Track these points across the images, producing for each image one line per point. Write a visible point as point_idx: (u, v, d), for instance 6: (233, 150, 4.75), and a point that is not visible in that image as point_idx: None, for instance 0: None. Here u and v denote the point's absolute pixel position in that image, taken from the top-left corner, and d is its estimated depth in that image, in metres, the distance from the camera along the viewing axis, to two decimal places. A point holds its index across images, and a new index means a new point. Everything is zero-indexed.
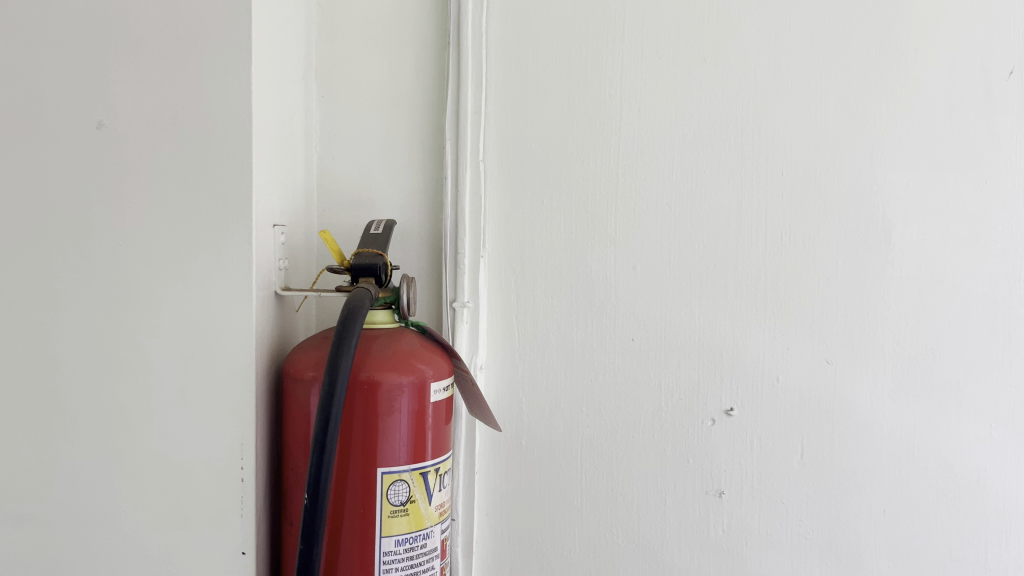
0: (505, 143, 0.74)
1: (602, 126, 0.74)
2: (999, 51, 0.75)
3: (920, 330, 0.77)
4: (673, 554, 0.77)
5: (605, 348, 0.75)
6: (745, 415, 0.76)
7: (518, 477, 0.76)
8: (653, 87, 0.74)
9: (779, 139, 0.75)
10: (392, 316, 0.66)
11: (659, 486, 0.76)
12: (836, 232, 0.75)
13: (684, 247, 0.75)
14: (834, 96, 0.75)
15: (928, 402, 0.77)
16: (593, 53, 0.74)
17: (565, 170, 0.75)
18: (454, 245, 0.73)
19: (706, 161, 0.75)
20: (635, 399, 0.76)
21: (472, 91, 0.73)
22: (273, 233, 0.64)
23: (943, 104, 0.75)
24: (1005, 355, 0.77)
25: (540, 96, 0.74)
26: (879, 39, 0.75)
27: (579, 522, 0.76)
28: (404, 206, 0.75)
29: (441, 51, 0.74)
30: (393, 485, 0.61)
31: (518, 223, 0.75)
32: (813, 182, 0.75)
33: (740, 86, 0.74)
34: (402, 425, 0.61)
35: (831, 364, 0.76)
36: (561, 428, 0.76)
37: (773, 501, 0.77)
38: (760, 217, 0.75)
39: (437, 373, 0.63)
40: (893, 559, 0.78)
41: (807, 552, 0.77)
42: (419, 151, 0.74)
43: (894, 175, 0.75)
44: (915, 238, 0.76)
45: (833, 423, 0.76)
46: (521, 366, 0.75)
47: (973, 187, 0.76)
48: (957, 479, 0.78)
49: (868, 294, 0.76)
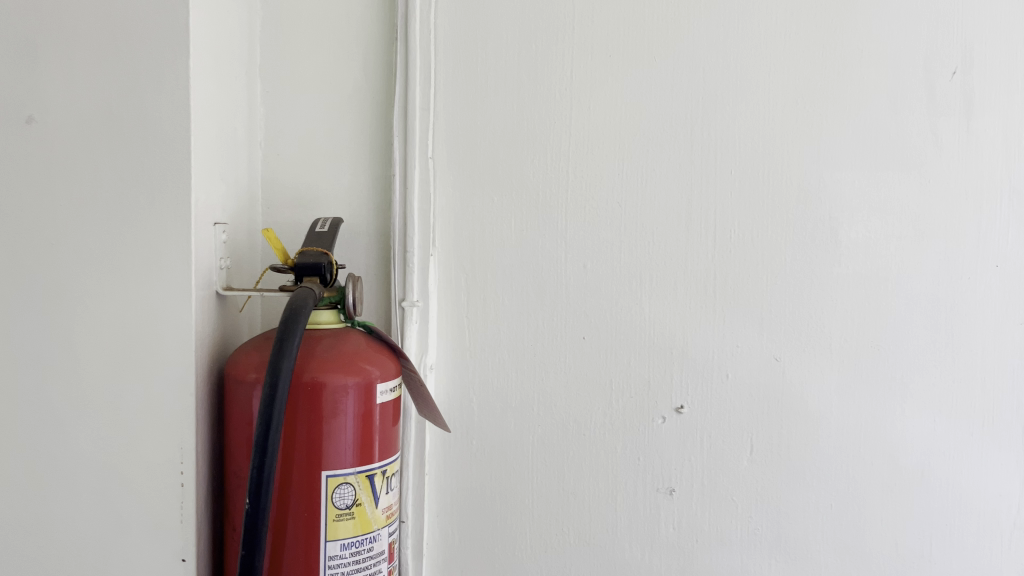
0: (454, 140, 0.73)
1: (551, 124, 0.74)
2: (941, 52, 0.76)
3: (867, 326, 0.77)
4: (624, 552, 0.76)
5: (556, 347, 0.75)
6: (695, 413, 0.76)
7: (469, 477, 0.75)
8: (601, 87, 0.74)
9: (728, 140, 0.75)
10: (337, 316, 0.65)
11: (611, 484, 0.76)
12: (783, 230, 0.76)
13: (634, 246, 0.75)
14: (784, 97, 0.75)
15: (873, 398, 0.78)
16: (542, 50, 0.74)
17: (516, 168, 0.74)
18: (402, 244, 0.72)
19: (655, 160, 0.75)
20: (585, 398, 0.76)
21: (420, 86, 0.72)
22: (214, 232, 0.62)
23: (887, 105, 0.76)
24: (948, 352, 0.79)
25: (490, 94, 0.73)
26: (824, 40, 0.75)
27: (531, 521, 0.76)
28: (351, 204, 0.73)
29: (389, 46, 0.73)
30: (338, 488, 0.60)
31: (468, 220, 0.74)
32: (761, 181, 0.75)
33: (690, 85, 0.74)
34: (348, 427, 0.60)
35: (779, 361, 0.77)
36: (513, 426, 0.75)
37: (722, 499, 0.77)
38: (709, 216, 0.75)
39: (383, 373, 0.63)
40: (839, 554, 0.79)
41: (756, 548, 0.78)
42: (370, 151, 0.73)
43: (840, 175, 0.76)
44: (861, 235, 0.77)
45: (781, 421, 0.77)
46: (471, 366, 0.75)
47: (915, 186, 0.77)
48: (901, 472, 0.79)
49: (815, 291, 0.77)
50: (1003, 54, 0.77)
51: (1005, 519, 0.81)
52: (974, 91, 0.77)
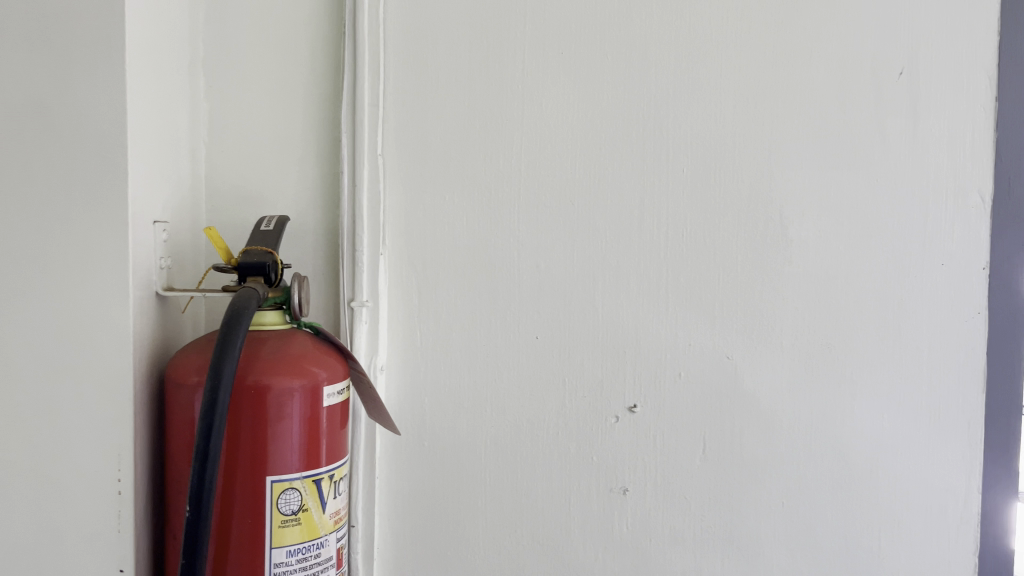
0: (404, 137, 0.72)
1: (503, 121, 0.73)
2: (889, 52, 0.77)
3: (817, 324, 0.78)
4: (577, 552, 0.76)
5: (508, 347, 0.74)
6: (648, 411, 0.76)
7: (421, 478, 0.74)
8: (553, 84, 0.73)
9: (680, 138, 0.75)
10: (283, 317, 0.63)
11: (564, 483, 0.75)
12: (734, 228, 0.76)
13: (587, 245, 0.75)
14: (735, 96, 0.75)
15: (824, 395, 0.78)
16: (493, 47, 0.73)
17: (467, 165, 0.73)
18: (351, 242, 0.70)
19: (607, 159, 0.74)
20: (539, 398, 0.75)
21: (369, 82, 0.70)
22: (154, 230, 0.60)
23: (836, 104, 0.77)
24: (896, 349, 0.79)
25: (441, 90, 0.72)
26: (774, 40, 0.75)
27: (483, 523, 0.75)
28: (299, 202, 0.72)
29: (337, 41, 0.72)
30: (283, 493, 0.59)
31: (418, 218, 0.73)
32: (713, 180, 0.75)
33: (642, 83, 0.74)
34: (294, 430, 0.59)
35: (731, 359, 0.77)
36: (465, 427, 0.74)
37: (675, 497, 0.77)
38: (661, 215, 0.75)
39: (330, 376, 0.61)
40: (791, 551, 0.78)
41: (709, 546, 0.77)
42: (318, 148, 0.72)
43: (790, 173, 0.76)
44: (811, 234, 0.77)
45: (733, 418, 0.77)
46: (422, 366, 0.73)
47: (864, 185, 0.77)
48: (851, 468, 0.79)
49: (766, 289, 0.77)
50: (949, 55, 0.78)
51: (953, 512, 0.80)
52: (921, 92, 0.78)
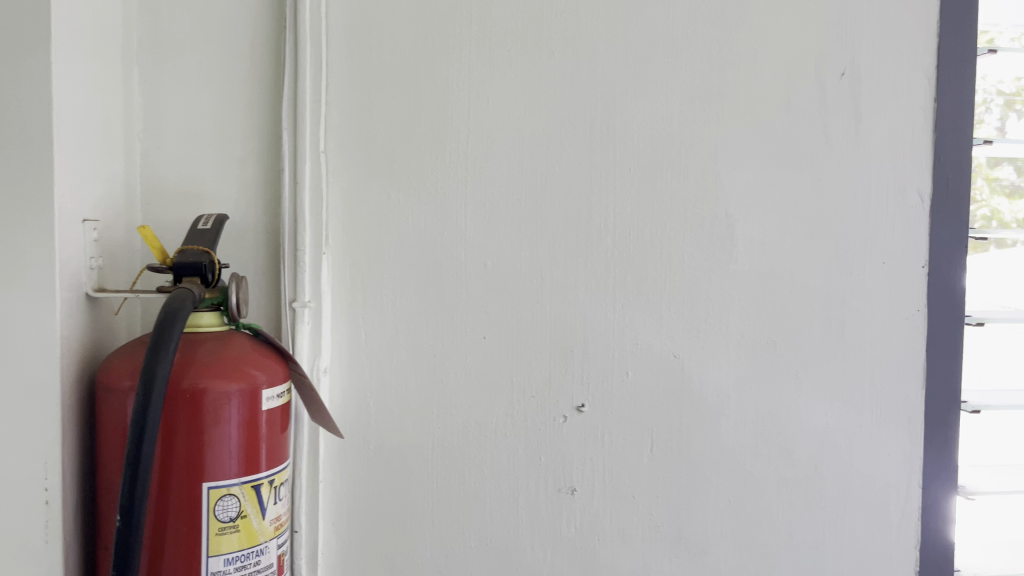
0: (347, 134, 0.71)
1: (449, 119, 0.72)
2: (832, 52, 0.78)
3: (763, 322, 0.78)
4: (526, 554, 0.75)
5: (455, 347, 0.74)
6: (596, 411, 0.76)
7: (366, 482, 0.73)
8: (500, 81, 0.73)
9: (626, 137, 0.75)
10: (220, 319, 0.61)
11: (512, 484, 0.75)
12: (680, 227, 0.76)
13: (534, 244, 0.74)
14: (681, 96, 0.75)
15: (769, 392, 0.79)
16: (438, 43, 0.72)
17: (412, 163, 0.72)
18: (293, 242, 0.69)
19: (554, 157, 0.74)
20: (486, 398, 0.74)
21: (311, 78, 0.68)
22: (84, 229, 0.58)
23: (780, 104, 0.77)
24: (840, 347, 0.80)
25: (385, 87, 0.71)
26: (720, 39, 0.76)
27: (430, 526, 0.74)
28: (239, 200, 0.70)
29: (278, 36, 0.70)
30: (220, 500, 0.57)
31: (363, 217, 0.71)
32: (660, 179, 0.76)
33: (588, 81, 0.74)
34: (231, 435, 0.57)
35: (678, 358, 0.77)
36: (411, 429, 0.73)
37: (623, 497, 0.76)
38: (608, 214, 0.75)
39: (270, 379, 0.60)
40: (738, 548, 0.79)
41: (657, 545, 0.77)
42: (259, 145, 0.70)
43: (736, 173, 0.77)
44: (757, 233, 0.77)
45: (681, 416, 0.77)
46: (367, 367, 0.72)
47: (808, 185, 0.78)
48: (796, 464, 0.79)
49: (712, 288, 0.77)
50: (890, 56, 0.79)
51: (895, 507, 0.81)
52: (863, 92, 0.78)
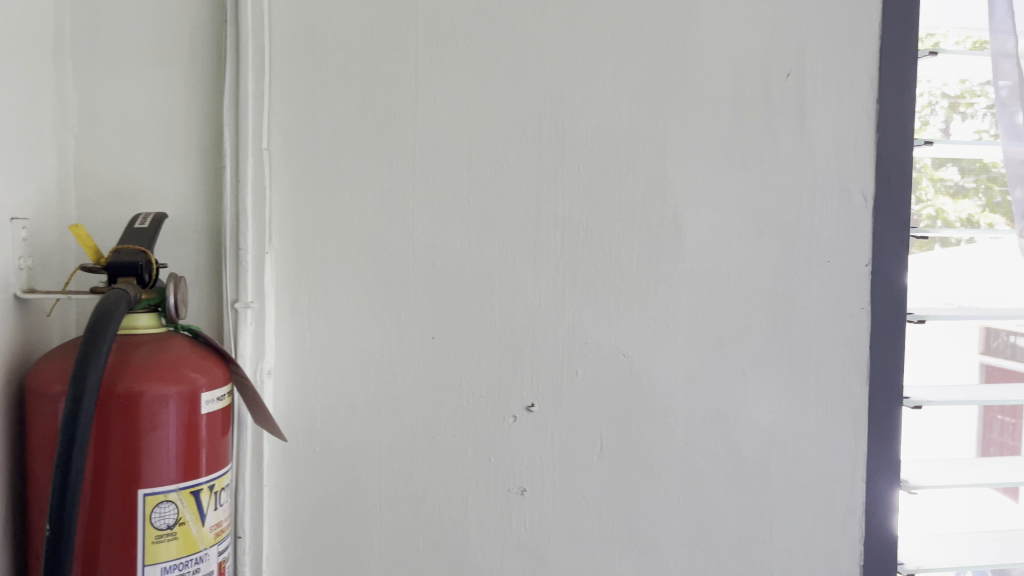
0: (292, 131, 0.69)
1: (396, 116, 0.71)
2: (778, 53, 0.78)
3: (710, 320, 0.78)
4: (475, 555, 0.75)
5: (403, 347, 0.73)
6: (545, 411, 0.75)
7: (312, 485, 0.71)
8: (447, 78, 0.72)
9: (575, 136, 0.75)
10: (158, 320, 0.60)
11: (461, 485, 0.74)
12: (629, 226, 0.76)
13: (483, 243, 0.74)
14: (629, 95, 0.75)
15: (718, 390, 0.79)
16: (385, 39, 0.71)
17: (358, 160, 0.71)
18: (235, 241, 0.67)
19: (503, 156, 0.73)
20: (435, 399, 0.73)
21: (253, 73, 0.67)
22: (12, 228, 0.56)
23: (728, 104, 0.78)
24: (786, 344, 0.80)
25: (330, 83, 0.70)
26: (668, 39, 0.76)
27: (377, 528, 0.73)
28: (178, 198, 0.68)
29: (218, 29, 0.68)
30: (157, 507, 0.55)
31: (308, 216, 0.70)
32: (609, 178, 0.75)
33: (536, 79, 0.73)
34: (169, 440, 0.55)
35: (627, 357, 0.77)
36: (358, 431, 0.72)
37: (573, 496, 0.76)
38: (557, 213, 0.75)
39: (210, 381, 0.58)
40: (687, 545, 0.79)
41: (606, 544, 0.77)
42: (199, 140, 0.68)
43: (684, 172, 0.77)
44: (705, 232, 0.78)
45: (631, 415, 0.77)
46: (312, 368, 0.71)
47: (755, 183, 0.79)
48: (744, 461, 0.80)
49: (661, 286, 0.77)
50: (834, 58, 0.80)
51: (840, 503, 0.82)
52: (808, 92, 0.79)
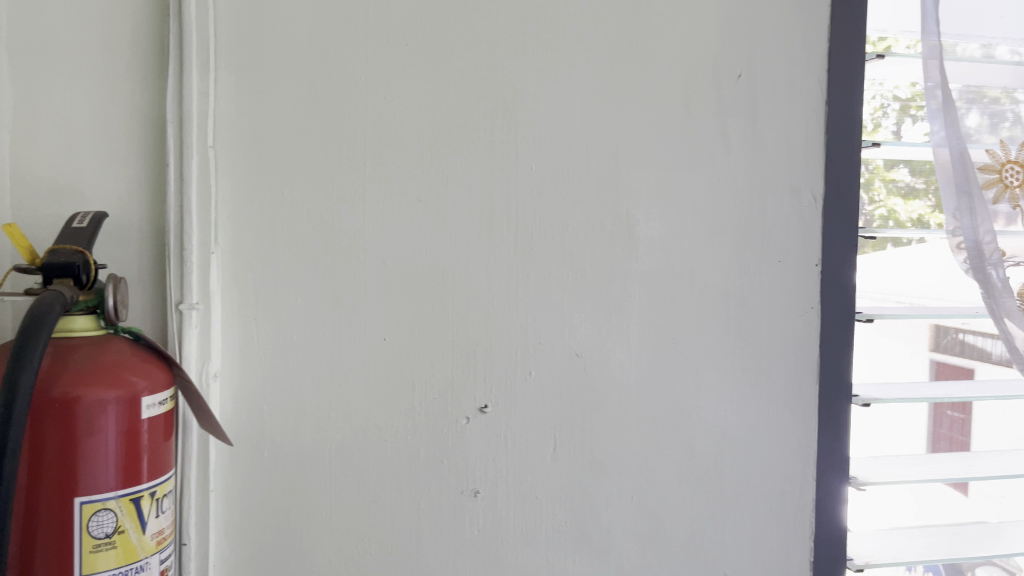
0: (238, 128, 0.68)
1: (346, 114, 0.70)
2: (729, 55, 0.79)
3: (664, 320, 0.79)
4: (427, 558, 0.74)
5: (354, 349, 0.72)
6: (499, 412, 0.75)
7: (260, 489, 0.70)
8: (398, 76, 0.71)
9: (527, 135, 0.74)
10: (97, 323, 0.58)
11: (413, 488, 0.73)
12: (582, 227, 0.76)
13: (435, 243, 0.73)
14: (582, 94, 0.75)
15: (670, 390, 0.79)
16: (334, 36, 0.70)
17: (307, 159, 0.70)
18: (179, 241, 0.65)
19: (455, 155, 0.73)
20: (386, 401, 0.72)
21: (197, 69, 0.65)
22: None
23: (680, 105, 0.78)
24: (738, 344, 0.81)
25: (278, 79, 0.68)
26: (620, 39, 0.76)
27: (328, 533, 0.72)
28: (120, 197, 0.66)
29: (162, 24, 0.66)
30: (94, 515, 0.54)
31: (255, 215, 0.69)
32: (562, 178, 0.75)
33: (489, 78, 0.73)
34: (107, 446, 0.54)
35: (581, 357, 0.77)
36: (308, 434, 0.71)
37: (526, 497, 0.76)
38: (510, 213, 0.74)
39: (151, 386, 0.56)
40: (641, 545, 0.79)
41: (560, 545, 0.77)
42: (142, 138, 0.66)
43: (637, 173, 0.77)
44: (658, 232, 0.78)
45: (584, 415, 0.77)
46: (260, 371, 0.70)
47: (707, 184, 0.79)
48: (697, 460, 0.80)
49: (614, 287, 0.77)
50: (785, 59, 0.80)
51: (792, 500, 0.83)
52: (759, 94, 0.80)
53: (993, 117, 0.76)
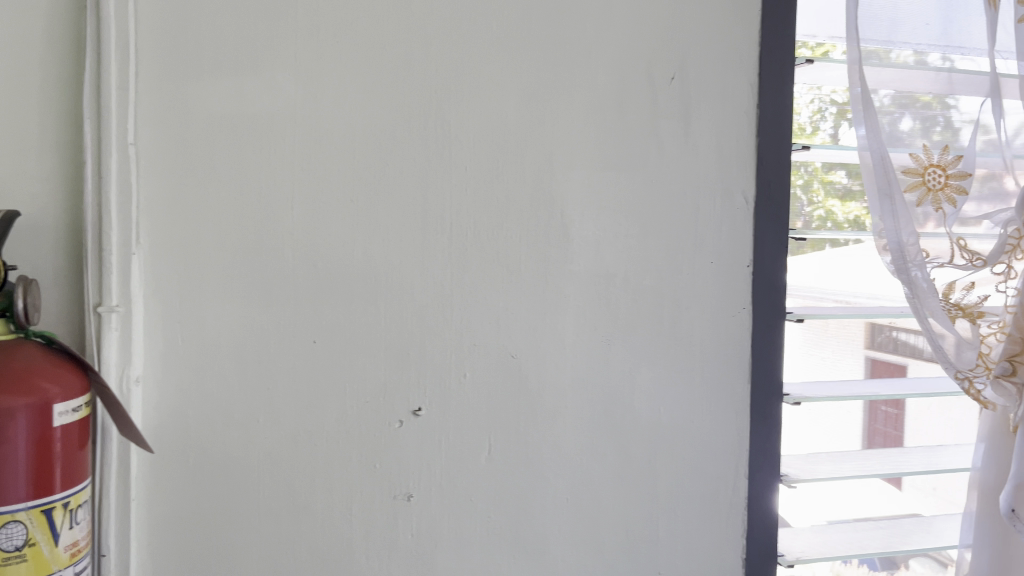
0: (161, 125, 0.66)
1: (273, 111, 0.69)
2: (663, 57, 0.79)
3: (599, 321, 0.79)
4: (359, 563, 0.73)
5: (283, 353, 0.70)
6: (432, 415, 0.74)
7: (185, 496, 0.68)
8: (328, 74, 0.70)
9: (461, 136, 0.74)
10: (6, 327, 0.55)
11: (344, 493, 0.72)
12: (517, 228, 0.76)
13: (366, 244, 0.72)
14: (516, 95, 0.75)
15: (605, 391, 0.79)
16: (262, 32, 0.68)
17: (233, 157, 0.68)
18: (97, 241, 0.63)
19: (387, 155, 0.72)
20: (317, 405, 0.71)
21: (116, 63, 0.63)
22: None
23: (614, 107, 0.78)
24: (672, 344, 0.82)
25: (203, 75, 0.67)
26: (553, 40, 0.76)
27: (257, 540, 0.70)
28: (34, 195, 0.63)
29: (79, 16, 0.64)
30: (3, 527, 0.51)
31: (179, 214, 0.67)
32: (496, 179, 0.75)
33: (421, 76, 0.72)
34: (17, 456, 0.51)
35: (515, 358, 0.76)
36: (235, 440, 0.69)
37: (460, 500, 0.75)
38: (444, 213, 0.74)
39: (65, 392, 0.54)
40: (576, 546, 0.79)
41: (495, 548, 0.77)
42: (58, 134, 0.64)
43: (572, 174, 0.77)
44: (592, 233, 0.78)
45: (519, 417, 0.77)
46: (185, 375, 0.68)
47: (641, 185, 0.79)
48: (632, 460, 0.81)
49: (548, 288, 0.77)
50: (717, 63, 0.81)
51: (725, 498, 0.84)
52: (692, 96, 0.81)
53: (924, 121, 0.77)
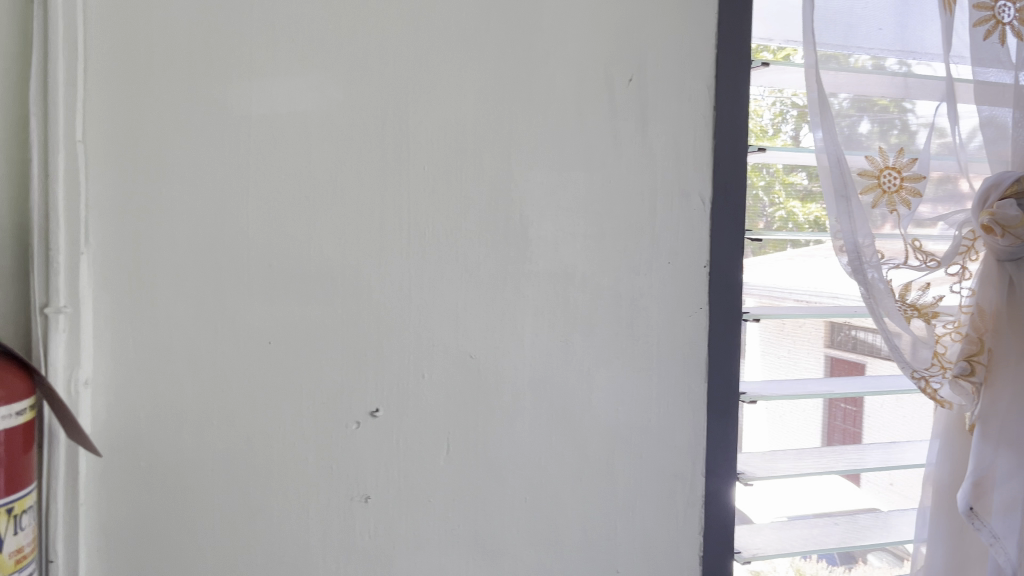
0: (111, 122, 0.65)
1: (228, 109, 0.68)
2: (621, 59, 0.80)
3: (557, 321, 0.79)
4: (316, 566, 0.72)
5: (237, 354, 0.69)
6: (390, 416, 0.74)
7: (136, 500, 0.67)
8: (283, 73, 0.69)
9: (419, 135, 0.73)
10: None
11: (300, 495, 0.71)
12: (475, 228, 0.76)
13: (323, 244, 0.71)
14: (474, 95, 0.75)
15: (563, 390, 0.80)
16: (216, 29, 0.67)
17: (186, 155, 0.67)
18: (44, 240, 0.62)
19: (344, 154, 0.71)
20: (272, 406, 0.70)
21: (64, 59, 0.62)
22: None
23: (572, 107, 0.78)
24: (631, 344, 0.82)
25: (155, 72, 0.66)
26: (512, 40, 0.76)
27: (211, 544, 0.69)
28: None
29: (25, 11, 0.63)
30: None
31: (130, 213, 0.66)
32: (454, 179, 0.75)
33: (379, 76, 0.72)
34: None
35: (474, 358, 0.76)
36: (189, 442, 0.68)
37: (418, 501, 0.75)
38: (401, 213, 0.73)
39: (8, 396, 0.53)
40: (535, 546, 0.79)
41: (453, 548, 0.76)
42: (3, 131, 0.62)
43: (530, 174, 0.77)
44: (550, 234, 0.78)
45: (478, 417, 0.77)
46: (136, 377, 0.66)
47: (599, 186, 0.80)
48: (591, 460, 0.81)
49: (507, 288, 0.77)
50: (674, 65, 0.82)
51: (682, 496, 0.85)
52: (650, 98, 0.81)
53: (882, 124, 0.77)
